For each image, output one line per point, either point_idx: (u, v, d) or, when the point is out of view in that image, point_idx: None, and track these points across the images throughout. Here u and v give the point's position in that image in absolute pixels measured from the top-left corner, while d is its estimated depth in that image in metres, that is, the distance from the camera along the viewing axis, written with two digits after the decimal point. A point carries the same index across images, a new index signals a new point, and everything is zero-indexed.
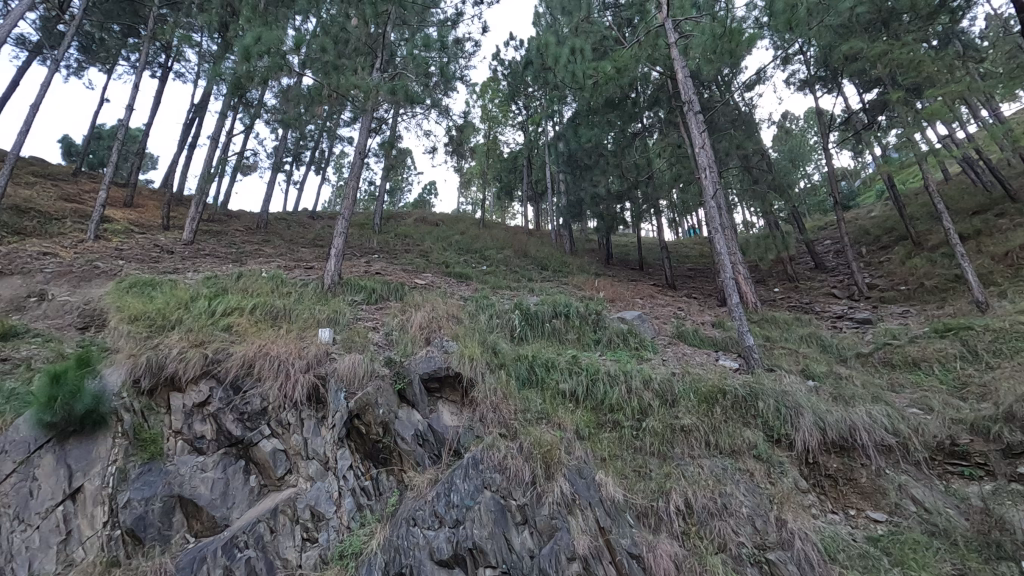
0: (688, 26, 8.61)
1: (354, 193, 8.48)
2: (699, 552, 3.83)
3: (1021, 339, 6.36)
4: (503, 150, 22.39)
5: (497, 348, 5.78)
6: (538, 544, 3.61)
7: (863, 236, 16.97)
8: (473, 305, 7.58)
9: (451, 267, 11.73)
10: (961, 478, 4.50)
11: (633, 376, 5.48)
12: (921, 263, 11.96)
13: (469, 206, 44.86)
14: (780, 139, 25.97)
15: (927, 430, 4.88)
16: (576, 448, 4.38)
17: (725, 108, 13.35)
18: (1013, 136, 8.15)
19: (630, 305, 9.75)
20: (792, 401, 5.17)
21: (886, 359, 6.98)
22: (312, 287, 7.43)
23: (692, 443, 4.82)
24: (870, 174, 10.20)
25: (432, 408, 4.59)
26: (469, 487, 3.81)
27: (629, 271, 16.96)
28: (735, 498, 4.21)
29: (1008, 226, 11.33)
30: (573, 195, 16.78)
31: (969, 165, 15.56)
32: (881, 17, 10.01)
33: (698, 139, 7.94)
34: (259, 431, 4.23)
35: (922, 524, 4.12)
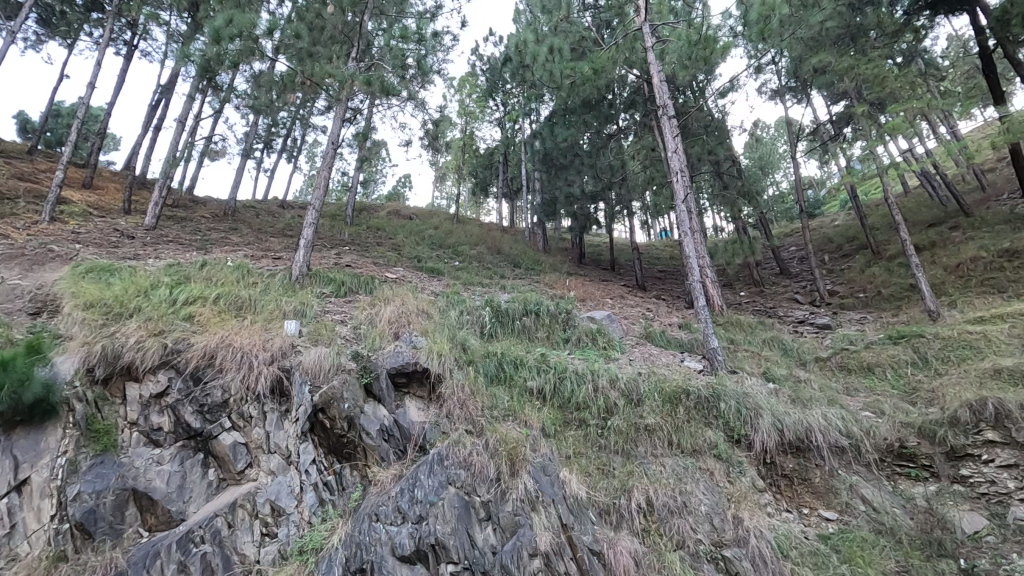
0: (666, 31, 8.98)
1: (326, 183, 8.32)
2: (658, 549, 3.90)
3: (967, 347, 6.66)
4: (479, 146, 22.32)
5: (466, 344, 5.77)
6: (500, 541, 3.63)
7: (827, 244, 17.51)
8: (444, 300, 7.55)
9: (423, 262, 11.67)
10: (908, 479, 4.72)
11: (600, 376, 5.55)
12: (879, 272, 12.42)
13: (445, 201, 44.66)
14: (751, 146, 26.48)
15: (878, 432, 5.07)
16: (540, 445, 4.41)
17: (699, 114, 13.59)
18: (968, 153, 8.51)
19: (601, 305, 9.85)
20: (752, 402, 5.32)
21: (842, 363, 7.25)
22: (280, 277, 7.29)
23: (655, 441, 4.92)
24: (834, 184, 10.53)
25: (398, 403, 4.56)
26: (434, 483, 3.80)
27: (601, 271, 17.14)
28: (694, 497, 4.30)
29: (960, 239, 11.84)
30: (548, 194, 16.84)
31: (928, 179, 16.22)
32: (850, 32, 10.25)
33: (670, 143, 8.04)
34: (219, 424, 4.14)
35: (870, 522, 4.30)
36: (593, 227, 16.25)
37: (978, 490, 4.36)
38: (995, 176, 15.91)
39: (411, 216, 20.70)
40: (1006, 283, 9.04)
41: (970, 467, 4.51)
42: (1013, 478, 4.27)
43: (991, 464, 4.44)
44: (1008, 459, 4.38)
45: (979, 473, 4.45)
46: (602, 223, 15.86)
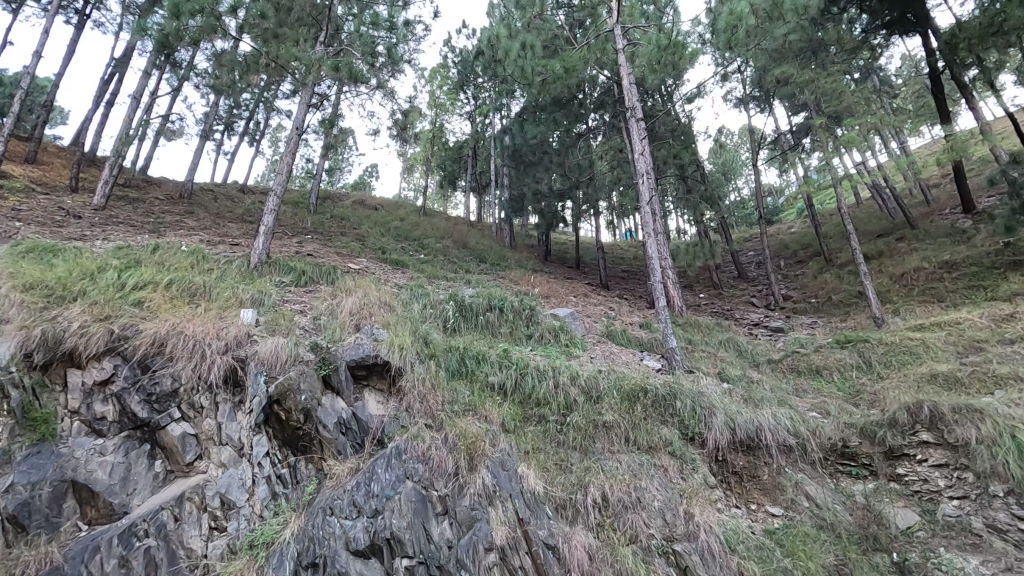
0: (637, 34, 9.08)
1: (289, 169, 8.10)
2: (611, 543, 3.97)
3: (908, 353, 7.01)
4: (449, 138, 22.14)
5: (428, 338, 5.75)
6: (456, 535, 3.63)
7: (783, 250, 18.12)
8: (408, 293, 7.48)
9: (387, 253, 11.52)
10: (849, 477, 4.95)
11: (561, 372, 5.61)
12: (830, 278, 12.94)
13: (412, 192, 44.08)
14: (715, 152, 27.15)
15: (823, 433, 5.32)
16: (500, 440, 4.42)
17: (666, 117, 13.83)
18: (916, 168, 8.93)
19: (564, 302, 9.94)
20: (707, 402, 5.48)
21: (793, 365, 7.55)
22: (238, 265, 7.07)
23: (612, 438, 5.02)
24: (792, 193, 10.91)
25: (357, 396, 4.50)
26: (391, 477, 3.77)
27: (565, 268, 17.28)
28: (649, 492, 4.40)
29: (905, 250, 12.46)
30: (516, 190, 16.83)
31: (878, 191, 16.98)
32: (812, 46, 10.48)
33: (637, 145, 8.12)
34: (168, 414, 3.99)
35: (812, 518, 4.50)
36: (559, 225, 16.36)
37: (912, 487, 4.59)
38: (939, 192, 16.79)
39: (376, 206, 20.38)
40: (945, 292, 9.56)
41: (905, 466, 4.76)
42: (943, 477, 4.51)
43: (925, 464, 4.68)
44: (939, 459, 4.63)
45: (913, 472, 4.69)
46: (568, 221, 15.99)
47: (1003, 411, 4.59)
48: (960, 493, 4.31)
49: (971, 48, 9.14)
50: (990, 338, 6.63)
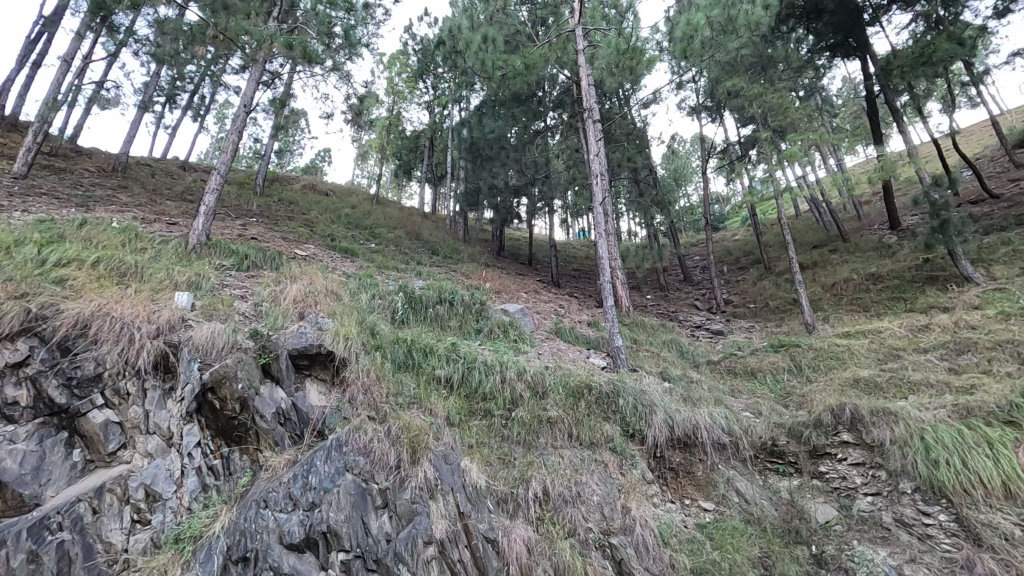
0: (597, 36, 9.20)
1: (235, 147, 7.75)
2: (550, 537, 4.02)
3: (834, 358, 7.45)
4: (406, 127, 21.78)
5: (375, 329, 5.65)
6: (395, 529, 3.58)
7: (727, 256, 18.85)
8: (357, 282, 7.32)
9: (336, 241, 11.23)
10: (776, 474, 5.23)
11: (508, 367, 5.64)
12: (769, 285, 13.57)
13: (366, 180, 43.09)
14: (668, 158, 27.90)
15: (755, 432, 5.61)
16: (444, 434, 4.41)
17: (623, 121, 14.08)
18: (851, 184, 9.47)
19: (515, 298, 9.98)
20: (648, 400, 5.65)
21: (730, 367, 7.89)
22: (174, 245, 6.71)
23: (556, 433, 5.08)
24: (737, 201, 11.35)
25: (298, 386, 4.38)
26: (330, 470, 3.69)
27: (518, 265, 17.38)
28: (589, 487, 4.49)
29: (837, 261, 13.22)
30: (472, 183, 16.74)
31: (816, 205, 17.92)
32: (762, 61, 10.91)
33: (593, 146, 8.23)
34: (89, 400, 3.71)
35: (741, 513, 4.74)
36: (514, 220, 16.43)
37: (832, 484, 4.89)
38: (869, 209, 17.91)
39: (328, 192, 19.84)
40: (871, 303, 10.21)
41: (827, 465, 5.07)
42: (860, 475, 4.81)
43: (844, 462, 4.99)
44: (858, 458, 4.94)
45: (834, 470, 4.99)
46: (523, 217, 16.09)
47: (917, 415, 4.89)
48: (874, 491, 4.62)
49: (903, 75, 9.75)
50: (907, 347, 7.14)
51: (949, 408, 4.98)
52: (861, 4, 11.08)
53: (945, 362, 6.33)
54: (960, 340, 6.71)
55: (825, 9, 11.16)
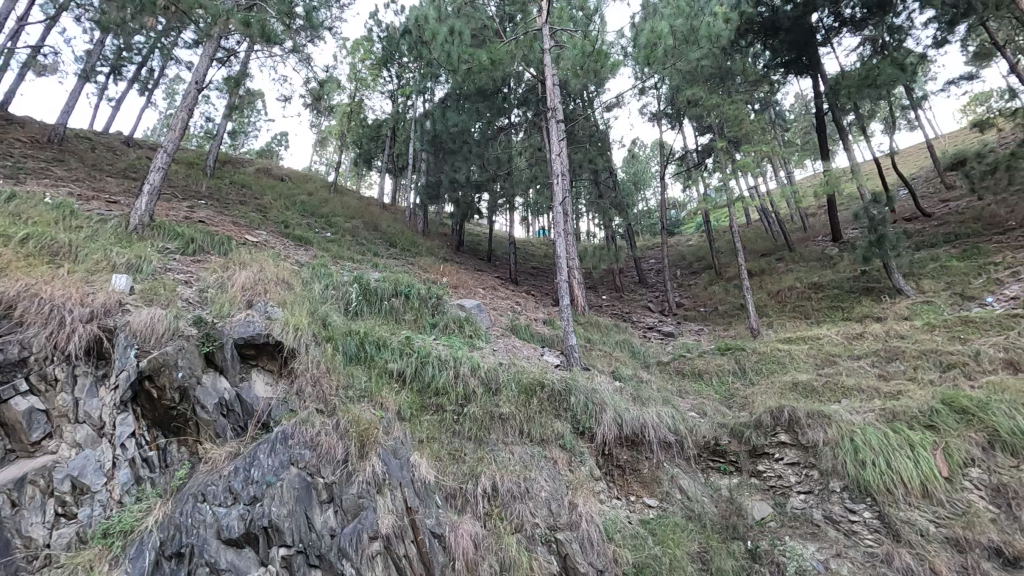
0: (564, 37, 9.26)
1: (184, 125, 7.39)
2: (497, 532, 4.05)
3: (776, 362, 7.79)
4: (367, 116, 21.34)
5: (327, 320, 5.53)
6: (340, 524, 3.51)
7: (680, 261, 19.40)
8: (310, 271, 7.13)
9: (290, 228, 10.91)
10: (717, 472, 5.44)
11: (462, 363, 5.63)
12: (718, 290, 14.05)
13: (324, 167, 42.00)
14: (629, 162, 28.44)
15: (699, 431, 5.81)
16: (394, 428, 4.36)
17: (586, 123, 14.24)
18: (798, 197, 9.90)
19: (472, 294, 9.95)
20: (599, 398, 5.75)
21: (679, 368, 8.13)
22: (114, 225, 6.35)
23: (507, 430, 5.10)
24: (692, 208, 11.68)
25: (243, 376, 4.24)
26: (275, 463, 3.57)
27: (477, 260, 17.35)
28: (537, 483, 4.54)
29: (783, 270, 13.81)
30: (433, 176, 16.57)
31: (766, 215, 18.67)
32: (721, 73, 11.23)
33: (555, 146, 8.27)
34: (12, 385, 3.38)
35: (683, 509, 4.89)
36: (475, 216, 16.37)
37: (768, 483, 5.11)
38: (814, 221, 18.78)
39: (283, 177, 19.23)
40: (811, 310, 10.72)
41: (765, 464, 5.30)
42: (794, 474, 5.04)
43: (780, 462, 5.22)
44: (793, 458, 5.18)
45: (771, 469, 5.22)
46: (484, 213, 16.07)
47: (848, 418, 5.17)
48: (806, 489, 4.86)
49: (849, 96, 10.19)
50: (842, 353, 7.53)
51: (877, 412, 5.29)
52: (815, 25, 11.56)
53: (876, 369, 6.73)
54: (890, 349, 7.13)
55: (782, 27, 11.58)
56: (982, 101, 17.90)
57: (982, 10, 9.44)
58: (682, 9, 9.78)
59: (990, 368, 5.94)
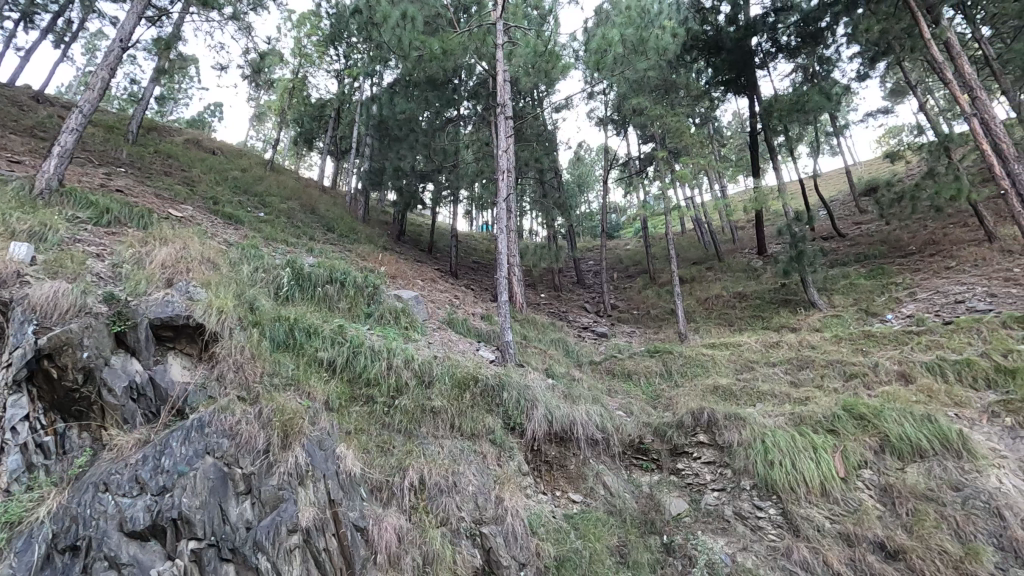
0: (517, 33, 9.28)
1: (104, 86, 6.84)
2: (422, 526, 4.02)
3: (699, 365, 8.19)
4: (311, 94, 20.51)
5: (255, 304, 5.29)
6: (258, 516, 3.36)
7: (618, 264, 19.97)
8: (238, 252, 6.79)
9: (219, 205, 10.34)
10: (640, 469, 5.67)
11: (396, 354, 5.55)
12: (651, 295, 14.57)
13: (261, 143, 40.01)
14: (575, 164, 28.97)
15: (625, 429, 6.03)
16: (320, 419, 4.23)
17: (534, 122, 14.35)
18: (729, 210, 10.42)
19: (410, 285, 9.81)
20: (531, 394, 5.83)
21: (610, 368, 8.38)
22: (15, 187, 5.80)
23: (437, 423, 5.08)
24: (632, 213, 12.04)
25: (159, 359, 3.97)
26: (188, 452, 3.36)
27: (418, 251, 17.12)
28: (465, 477, 4.54)
29: (711, 278, 14.51)
30: (377, 162, 16.17)
31: (700, 225, 19.53)
32: (665, 86, 11.64)
33: (503, 142, 8.25)
34: None
35: (605, 505, 5.06)
36: (418, 206, 16.13)
37: (686, 480, 5.38)
38: (743, 234, 19.84)
39: (214, 150, 18.15)
40: (735, 318, 11.34)
41: (684, 462, 5.58)
42: (710, 472, 5.33)
43: (698, 460, 5.51)
44: (709, 457, 5.48)
45: (689, 467, 5.50)
46: (427, 203, 15.88)
47: (760, 420, 5.51)
48: (720, 486, 5.15)
49: (781, 118, 10.82)
50: (760, 360, 8.02)
51: (787, 416, 5.68)
52: (754, 48, 12.17)
53: (788, 376, 7.22)
54: (802, 358, 7.66)
55: (724, 47, 12.13)
56: (895, 135, 19.53)
57: (899, 50, 10.26)
58: (634, 19, 9.72)
59: (885, 379, 6.50)
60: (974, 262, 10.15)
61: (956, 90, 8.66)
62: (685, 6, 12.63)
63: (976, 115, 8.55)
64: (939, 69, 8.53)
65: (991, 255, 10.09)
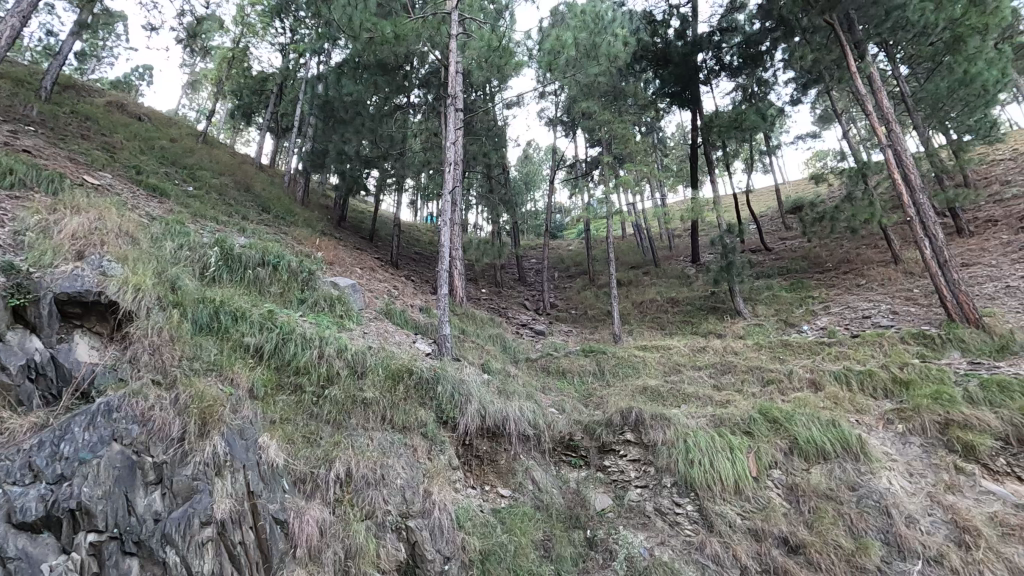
0: (472, 26, 9.21)
1: (14, 34, 6.21)
2: (346, 519, 3.92)
3: (631, 366, 8.48)
4: (252, 66, 19.46)
5: (177, 284, 4.98)
6: (167, 508, 3.17)
7: (560, 263, 20.32)
8: (162, 227, 6.37)
9: (143, 175, 9.66)
10: (569, 466, 5.80)
11: (328, 343, 5.39)
12: (590, 296, 14.91)
13: (194, 114, 37.66)
14: (523, 162, 29.18)
15: (557, 426, 6.15)
16: (243, 407, 4.04)
17: (485, 116, 14.32)
18: (667, 218, 10.81)
19: (347, 272, 9.56)
20: (465, 389, 5.83)
21: (545, 365, 8.52)
22: None
23: (368, 415, 4.97)
24: (575, 214, 12.25)
25: (64, 337, 3.67)
26: (92, 438, 3.11)
27: (358, 238, 16.70)
28: (393, 470, 4.46)
29: (647, 283, 15.02)
30: (320, 143, 15.61)
31: (639, 231, 20.16)
32: (615, 92, 11.92)
33: (452, 134, 8.13)
34: None
35: (533, 499, 5.15)
36: (361, 191, 15.72)
37: (611, 476, 5.55)
38: (679, 242, 20.66)
39: (140, 116, 16.88)
40: (667, 322, 11.81)
41: (610, 459, 5.76)
42: (634, 469, 5.53)
43: (624, 458, 5.70)
44: (635, 455, 5.68)
45: (615, 464, 5.68)
46: (371, 190, 15.51)
47: (685, 421, 5.76)
48: (642, 483, 5.35)
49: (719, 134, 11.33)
50: (687, 363, 8.39)
51: (709, 418, 5.96)
52: (699, 64, 12.67)
53: (712, 379, 7.60)
54: (725, 363, 8.08)
55: (672, 60, 12.56)
56: (821, 159, 20.93)
57: (828, 80, 10.99)
58: (588, 23, 9.78)
59: (798, 386, 6.96)
60: (881, 281, 11.04)
61: (876, 122, 9.38)
62: (638, 16, 12.96)
63: (890, 146, 9.32)
64: (861, 100, 9.20)
65: (896, 276, 11.00)
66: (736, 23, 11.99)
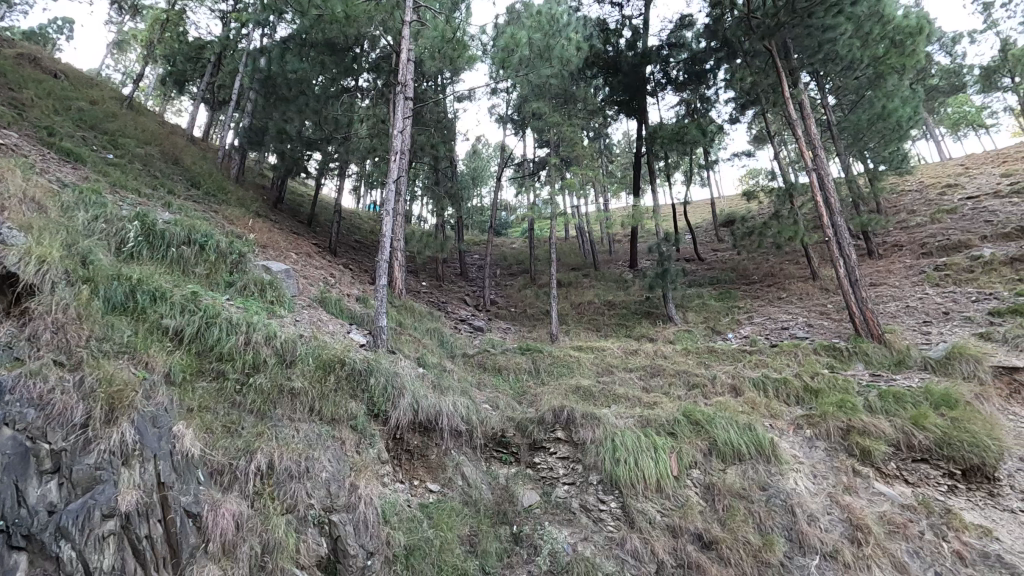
0: (427, 14, 9.03)
1: None
2: (265, 513, 3.76)
3: (565, 365, 8.64)
4: (189, 31, 18.21)
5: (88, 259, 4.60)
6: (64, 499, 2.89)
7: (502, 261, 20.38)
8: (74, 196, 5.86)
9: (55, 137, 8.86)
10: (499, 462, 5.85)
11: (256, 329, 5.15)
12: (529, 295, 15.06)
13: (120, 76, 34.93)
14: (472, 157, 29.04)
15: (489, 422, 6.18)
16: (157, 393, 3.80)
17: (435, 107, 14.13)
18: (608, 222, 11.08)
19: (281, 257, 9.18)
20: (399, 382, 5.74)
21: (482, 361, 8.53)
22: None
23: (295, 405, 4.79)
24: (520, 213, 12.33)
25: None
26: None
27: (295, 222, 16.07)
28: (318, 463, 4.33)
29: (586, 285, 15.35)
30: (259, 119, 14.89)
31: (581, 234, 20.57)
32: (566, 96, 12.06)
33: (399, 122, 7.92)
34: None
35: (461, 495, 5.15)
36: (301, 173, 15.11)
37: (540, 473, 5.64)
38: (619, 247, 21.25)
39: (56, 72, 15.46)
40: (602, 324, 12.12)
41: (541, 456, 5.86)
42: (563, 467, 5.65)
43: (554, 456, 5.81)
44: (565, 453, 5.79)
45: (545, 461, 5.78)
46: (311, 172, 14.94)
47: (613, 421, 5.94)
48: (570, 480, 5.47)
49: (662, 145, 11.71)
50: (619, 365, 8.65)
51: (636, 419, 6.17)
52: (647, 76, 13.03)
53: (642, 381, 7.87)
54: (655, 366, 8.39)
55: (622, 69, 12.88)
56: (753, 177, 22.09)
57: (764, 103, 11.62)
58: (543, 25, 9.93)
59: (720, 391, 7.33)
60: (800, 295, 11.80)
61: (804, 146, 9.98)
62: (592, 23, 13.16)
63: (815, 170, 9.96)
64: (793, 124, 9.75)
65: (814, 291, 11.78)
66: (683, 39, 12.43)
